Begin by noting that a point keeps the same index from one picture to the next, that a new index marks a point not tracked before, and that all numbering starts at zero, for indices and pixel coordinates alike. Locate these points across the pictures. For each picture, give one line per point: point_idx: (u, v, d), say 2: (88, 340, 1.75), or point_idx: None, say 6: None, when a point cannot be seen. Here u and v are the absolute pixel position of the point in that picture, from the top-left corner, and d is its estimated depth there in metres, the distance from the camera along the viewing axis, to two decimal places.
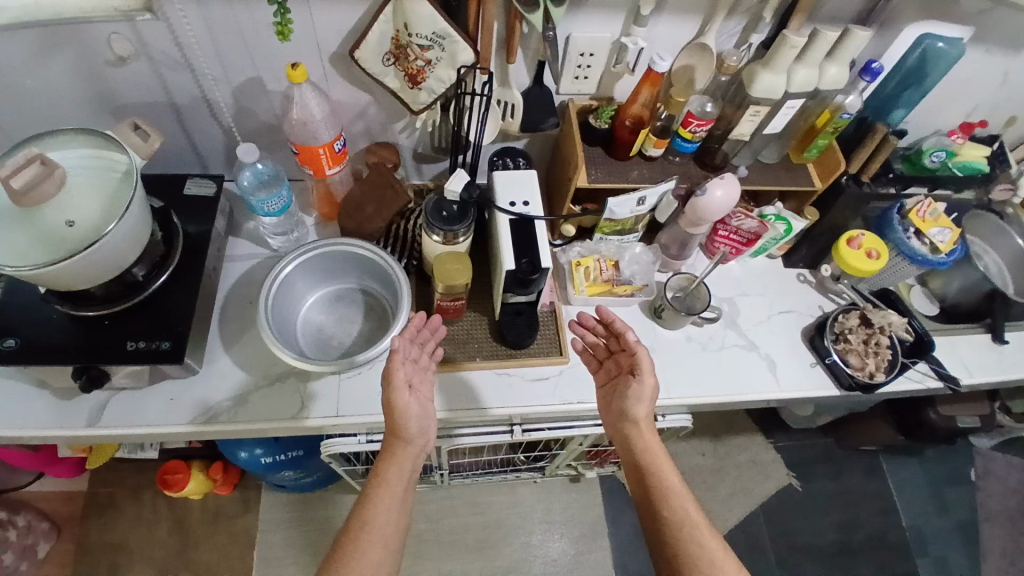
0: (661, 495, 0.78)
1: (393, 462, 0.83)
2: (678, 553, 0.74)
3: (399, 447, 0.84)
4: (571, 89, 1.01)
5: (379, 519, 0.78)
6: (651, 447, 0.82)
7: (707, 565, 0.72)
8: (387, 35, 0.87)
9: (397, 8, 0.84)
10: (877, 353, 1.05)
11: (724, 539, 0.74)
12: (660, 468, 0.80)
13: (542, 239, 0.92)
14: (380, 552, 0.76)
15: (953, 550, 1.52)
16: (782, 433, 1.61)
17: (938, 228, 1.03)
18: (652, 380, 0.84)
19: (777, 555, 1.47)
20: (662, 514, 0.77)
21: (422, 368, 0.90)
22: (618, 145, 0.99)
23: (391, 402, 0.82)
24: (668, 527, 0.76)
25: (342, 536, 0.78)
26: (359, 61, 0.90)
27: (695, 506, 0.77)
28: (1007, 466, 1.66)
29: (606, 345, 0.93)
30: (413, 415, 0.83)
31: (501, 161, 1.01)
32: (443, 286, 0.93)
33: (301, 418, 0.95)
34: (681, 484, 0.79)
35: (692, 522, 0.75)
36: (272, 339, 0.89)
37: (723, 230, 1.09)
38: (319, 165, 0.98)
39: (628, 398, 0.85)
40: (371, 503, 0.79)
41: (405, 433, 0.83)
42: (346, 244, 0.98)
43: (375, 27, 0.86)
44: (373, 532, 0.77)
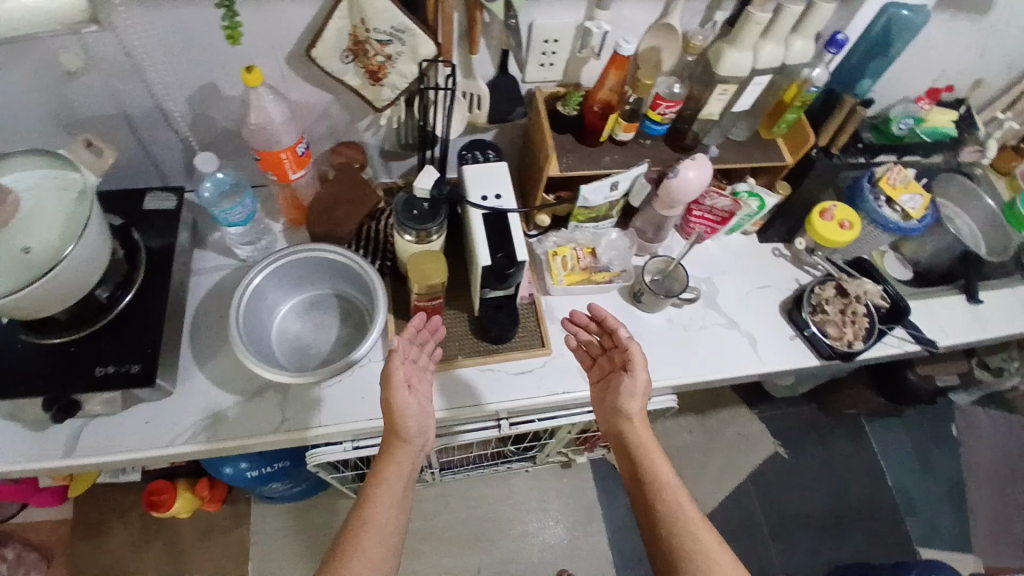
0: (655, 491, 0.77)
1: (393, 463, 0.81)
2: (676, 548, 0.72)
3: (398, 446, 0.83)
4: (538, 77, 0.99)
5: (379, 519, 0.77)
6: (646, 442, 0.81)
7: (702, 560, 0.70)
8: (344, 32, 0.85)
9: (353, 4, 0.81)
10: (853, 322, 1.06)
11: (719, 532, 0.72)
12: (655, 463, 0.79)
13: (517, 233, 0.90)
14: (379, 552, 0.74)
15: (938, 506, 1.57)
16: (766, 403, 1.64)
17: (908, 195, 1.05)
18: (645, 376, 0.84)
19: (768, 524, 1.50)
20: (657, 508, 0.76)
21: (422, 367, 0.90)
22: (588, 131, 0.98)
23: (390, 400, 0.82)
24: (663, 524, 0.74)
25: (341, 537, 0.76)
26: (317, 60, 0.88)
27: (690, 499, 0.76)
28: (986, 420, 1.70)
29: (599, 342, 0.94)
30: (412, 413, 0.83)
31: (471, 155, 0.98)
32: (420, 285, 0.91)
33: (306, 429, 0.93)
34: (677, 480, 0.78)
35: (686, 517, 0.74)
36: (248, 356, 0.87)
37: (697, 210, 1.08)
38: (283, 170, 0.95)
39: (621, 393, 0.85)
40: (370, 503, 0.78)
41: (405, 432, 0.82)
42: (317, 250, 0.96)
43: (331, 25, 0.83)
44: (372, 533, 0.75)
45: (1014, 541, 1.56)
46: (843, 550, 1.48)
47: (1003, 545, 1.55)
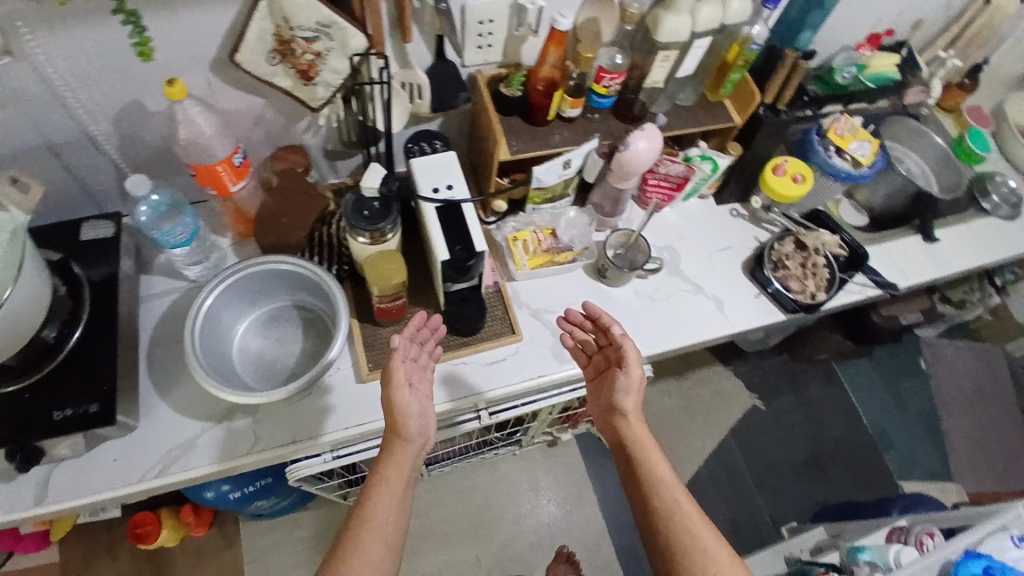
0: (651, 488, 0.76)
1: (393, 463, 0.80)
2: (673, 546, 0.71)
3: (398, 445, 0.81)
4: (477, 59, 0.95)
5: (380, 517, 0.75)
6: (642, 439, 0.81)
7: (700, 558, 0.70)
8: (267, 32, 0.81)
9: (272, 3, 0.77)
10: (815, 274, 1.07)
11: (716, 527, 0.72)
12: (651, 460, 0.79)
13: (473, 223, 0.88)
14: (379, 549, 0.73)
15: (912, 438, 1.63)
16: (739, 359, 1.67)
17: (857, 143, 1.05)
18: (639, 373, 0.83)
19: (753, 475, 1.54)
20: (654, 504, 0.75)
21: (421, 366, 0.89)
22: (535, 111, 0.95)
23: (390, 397, 0.81)
24: (660, 519, 0.74)
25: (340, 538, 0.74)
26: (242, 65, 0.83)
27: (686, 493, 0.75)
28: (950, 349, 1.77)
29: (594, 340, 0.93)
30: (413, 412, 0.82)
31: (417, 146, 0.95)
32: (379, 287, 0.88)
33: (318, 436, 0.92)
34: (673, 476, 0.77)
35: (682, 513, 0.73)
36: (208, 382, 0.84)
37: (652, 179, 1.07)
38: (222, 183, 0.91)
39: (617, 390, 0.84)
40: (370, 503, 0.76)
41: (405, 431, 0.81)
42: (268, 263, 0.92)
43: (251, 26, 0.79)
44: (372, 532, 0.74)
45: (984, 461, 1.63)
46: (826, 492, 1.53)
47: (977, 468, 1.61)
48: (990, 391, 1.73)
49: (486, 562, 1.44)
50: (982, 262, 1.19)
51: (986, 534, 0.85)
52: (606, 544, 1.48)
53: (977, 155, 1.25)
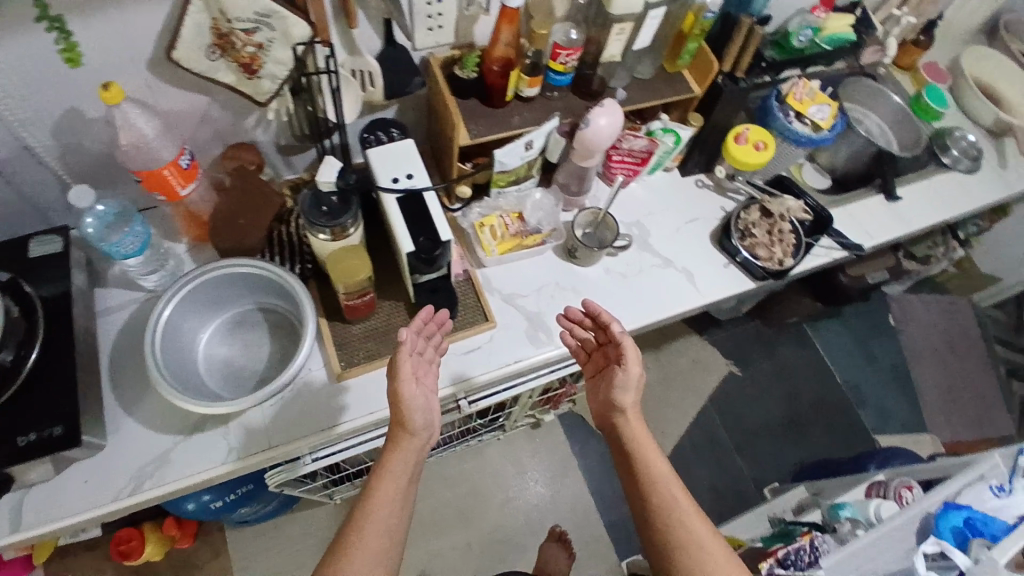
0: (649, 485, 0.75)
1: (397, 455, 0.78)
2: (670, 543, 0.70)
3: (403, 439, 0.79)
4: (428, 42, 0.92)
5: (382, 510, 0.73)
6: (639, 436, 0.80)
7: (697, 555, 0.69)
8: (203, 26, 0.77)
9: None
10: (781, 240, 1.08)
11: (713, 524, 0.71)
12: (647, 457, 0.77)
13: (437, 212, 0.85)
14: (382, 541, 0.71)
15: (885, 392, 1.67)
16: (714, 328, 1.69)
17: (815, 107, 1.06)
18: (638, 370, 0.82)
19: (734, 441, 1.56)
20: (651, 501, 0.74)
21: (428, 360, 0.87)
22: (492, 92, 0.93)
23: (396, 387, 0.80)
24: (657, 516, 0.73)
25: (341, 532, 0.72)
26: (180, 63, 0.79)
27: (684, 490, 0.74)
28: (917, 304, 1.81)
29: (594, 337, 0.91)
30: (418, 406, 0.80)
31: (373, 136, 0.91)
32: (344, 284, 0.86)
33: (334, 427, 0.91)
34: (670, 471, 0.76)
35: (680, 509, 0.72)
36: (174, 395, 0.81)
37: (616, 154, 1.07)
38: (170, 188, 0.87)
39: (615, 387, 0.83)
40: (374, 495, 0.74)
41: (411, 424, 0.79)
42: (227, 267, 0.89)
43: (186, 21, 0.75)
44: (374, 525, 0.72)
45: (955, 409, 1.68)
46: (805, 451, 1.57)
47: (949, 417, 1.66)
48: (957, 342, 1.78)
49: (477, 548, 1.45)
50: (946, 217, 1.20)
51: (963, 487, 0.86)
52: (595, 519, 1.50)
53: (935, 111, 1.25)
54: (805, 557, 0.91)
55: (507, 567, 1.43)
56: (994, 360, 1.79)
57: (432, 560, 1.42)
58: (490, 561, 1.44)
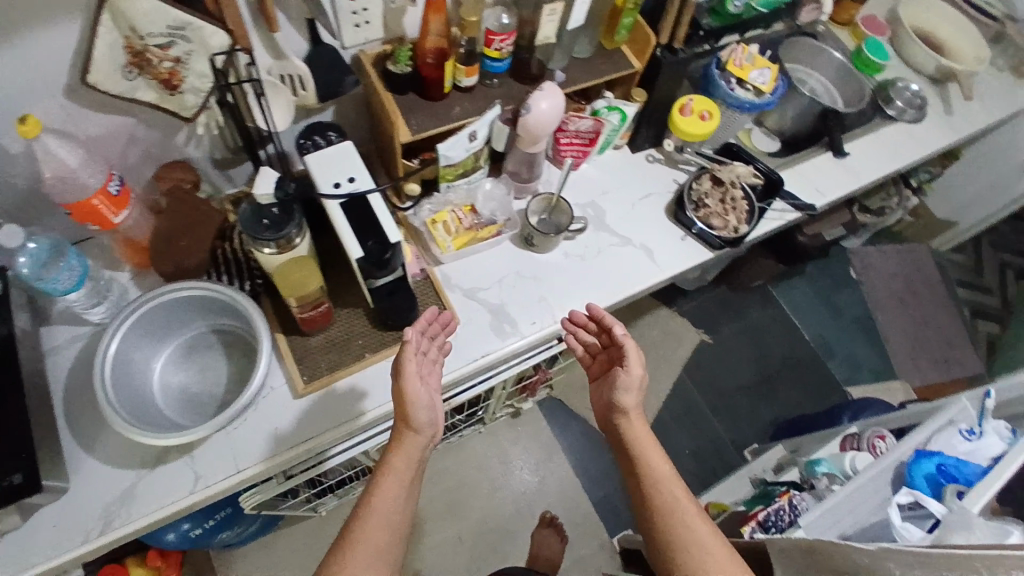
0: (651, 483, 0.75)
1: (402, 453, 0.78)
2: (671, 542, 0.70)
3: (407, 435, 0.79)
4: (356, 39, 0.88)
5: (384, 504, 0.73)
6: (641, 438, 0.80)
7: (698, 553, 0.68)
8: (116, 46, 0.73)
9: (113, 11, 0.70)
10: (735, 208, 1.09)
11: (714, 524, 0.71)
12: (650, 459, 0.77)
13: (383, 214, 0.83)
14: (384, 535, 0.71)
15: (853, 344, 1.70)
16: (682, 298, 1.70)
17: (756, 72, 1.06)
18: (639, 371, 0.82)
19: (711, 407, 1.58)
20: (654, 501, 0.74)
21: (431, 361, 0.86)
22: (429, 85, 0.90)
23: (400, 381, 0.79)
24: (658, 515, 0.73)
25: (344, 528, 0.72)
26: (97, 87, 0.75)
27: (685, 490, 0.74)
28: (876, 255, 1.85)
29: (597, 341, 0.92)
30: (423, 403, 0.79)
31: (310, 141, 0.87)
32: (295, 298, 0.84)
33: (360, 415, 0.91)
34: (670, 470, 0.76)
35: (682, 508, 0.72)
36: (132, 431, 0.78)
37: (563, 137, 1.06)
38: (102, 217, 0.84)
39: (616, 388, 0.83)
40: (378, 491, 0.74)
41: (415, 422, 0.79)
42: (172, 292, 0.86)
43: (97, 43, 0.72)
44: (378, 519, 0.71)
45: (921, 352, 1.72)
46: (782, 410, 1.59)
47: (916, 362, 1.71)
48: (920, 289, 1.82)
49: (469, 542, 1.45)
50: (897, 167, 1.21)
51: (934, 432, 0.89)
52: (584, 499, 1.51)
53: (877, 65, 1.26)
54: (785, 517, 0.93)
55: (500, 556, 1.44)
56: (956, 303, 1.83)
57: (424, 558, 1.42)
58: (483, 552, 1.44)
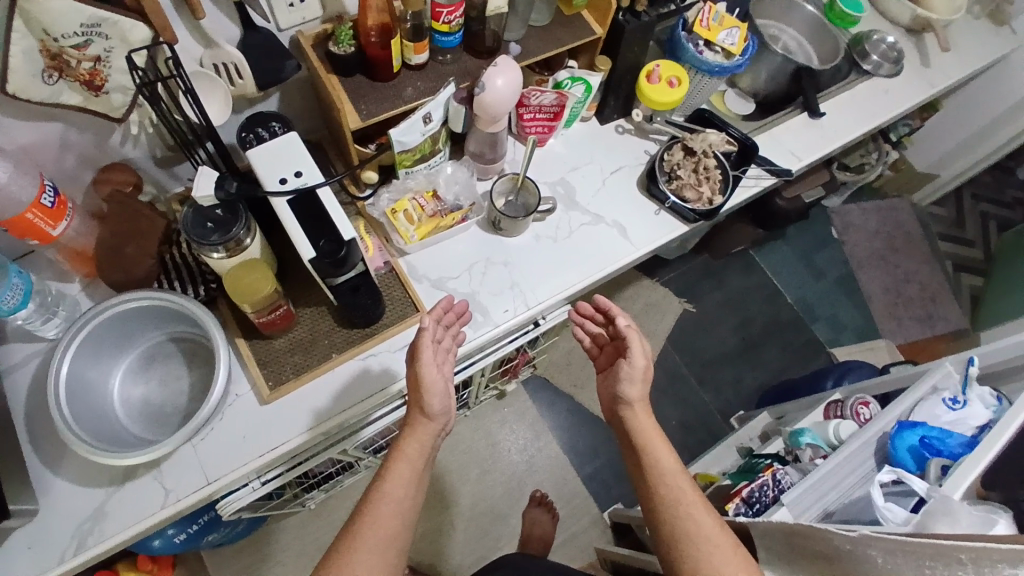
0: (652, 473, 0.73)
1: (415, 439, 0.76)
2: (675, 531, 0.69)
3: (420, 422, 0.76)
4: (294, 20, 0.83)
5: (396, 491, 0.70)
6: (648, 432, 0.77)
7: (705, 544, 0.67)
8: (32, 50, 0.68)
9: (21, 14, 0.64)
10: (708, 178, 1.04)
11: (718, 514, 0.70)
12: (657, 452, 0.75)
13: (335, 210, 0.78)
14: (396, 522, 0.68)
15: (835, 303, 1.69)
16: (663, 269, 1.67)
17: (724, 32, 1.01)
18: (642, 361, 0.80)
19: (696, 376, 1.57)
20: (658, 491, 0.72)
21: (446, 349, 0.83)
22: (376, 66, 0.84)
23: (416, 364, 0.77)
24: (663, 503, 0.71)
25: (353, 516, 0.69)
26: (17, 96, 0.70)
27: (690, 483, 0.72)
28: (857, 212, 1.82)
29: (607, 332, 0.90)
30: (440, 390, 0.76)
31: (252, 135, 0.82)
32: (250, 303, 0.79)
33: (378, 392, 0.90)
34: (675, 461, 0.74)
35: (685, 499, 0.71)
36: (94, 451, 0.75)
37: (526, 113, 1.00)
38: (38, 230, 0.78)
39: (620, 380, 0.80)
40: (389, 476, 0.71)
41: (429, 409, 0.76)
42: (123, 302, 0.82)
43: (11, 50, 0.66)
44: (389, 506, 0.69)
45: (904, 309, 1.71)
46: (766, 375, 1.59)
47: (899, 319, 1.70)
48: (900, 244, 1.80)
49: (461, 525, 1.45)
50: (876, 123, 1.17)
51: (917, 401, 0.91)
52: (573, 476, 1.51)
53: (850, 18, 1.20)
54: (769, 493, 0.92)
55: (494, 537, 1.44)
56: (937, 258, 1.81)
57: (417, 545, 1.41)
58: (477, 534, 1.44)
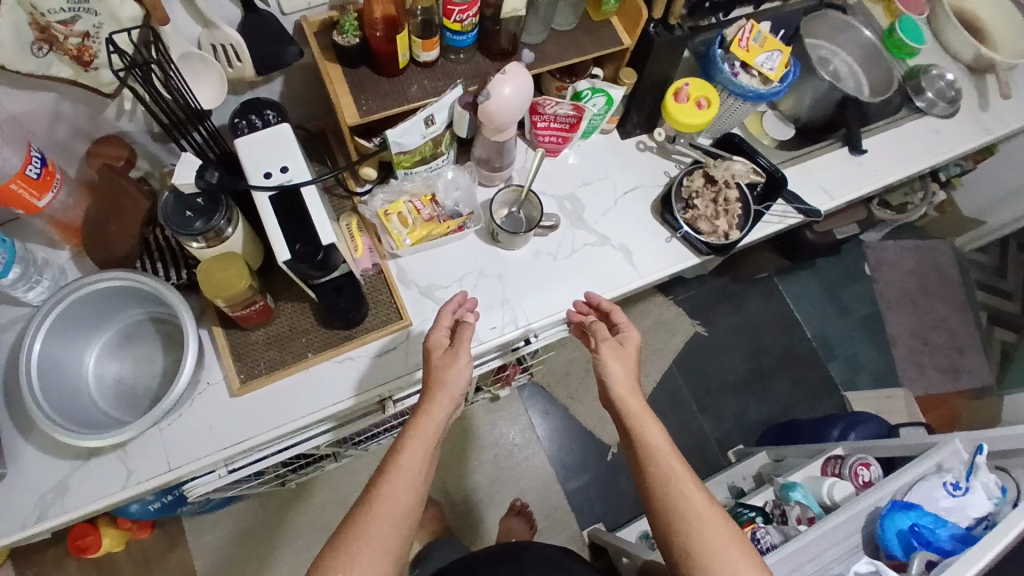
0: (645, 454, 0.68)
1: (430, 416, 0.70)
2: (668, 509, 0.65)
3: (432, 397, 0.71)
4: (298, 4, 0.79)
5: (412, 465, 0.67)
6: (637, 409, 0.71)
7: (695, 521, 0.63)
8: (21, 23, 0.65)
9: None
10: (727, 211, 0.97)
11: (715, 500, 0.65)
12: (648, 431, 0.69)
13: (317, 210, 0.75)
14: (410, 496, 0.65)
15: (858, 345, 1.60)
16: (678, 287, 1.60)
17: (764, 55, 0.93)
18: (614, 350, 0.75)
19: (697, 403, 1.51)
20: (647, 470, 0.67)
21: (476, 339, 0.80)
22: (381, 60, 0.79)
23: (457, 347, 0.75)
24: (655, 487, 0.66)
25: (368, 488, 0.66)
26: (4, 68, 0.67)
27: (682, 461, 0.67)
28: (895, 249, 1.71)
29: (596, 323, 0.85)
30: (463, 368, 0.73)
31: (244, 122, 0.80)
32: (225, 299, 0.77)
33: (350, 398, 0.87)
34: (667, 439, 0.69)
35: (677, 478, 0.66)
36: (59, 430, 0.75)
37: (540, 121, 0.94)
38: (23, 201, 0.76)
39: (601, 365, 0.74)
40: (406, 449, 0.68)
41: (449, 383, 0.72)
42: (100, 280, 0.80)
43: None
44: (402, 479, 0.65)
45: (931, 358, 1.61)
46: (771, 410, 1.51)
47: (924, 369, 1.60)
48: (937, 289, 1.69)
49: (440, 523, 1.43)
50: (922, 166, 1.07)
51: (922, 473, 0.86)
52: (557, 488, 1.48)
53: (908, 48, 1.11)
54: None
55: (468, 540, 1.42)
56: (973, 306, 1.70)
57: None
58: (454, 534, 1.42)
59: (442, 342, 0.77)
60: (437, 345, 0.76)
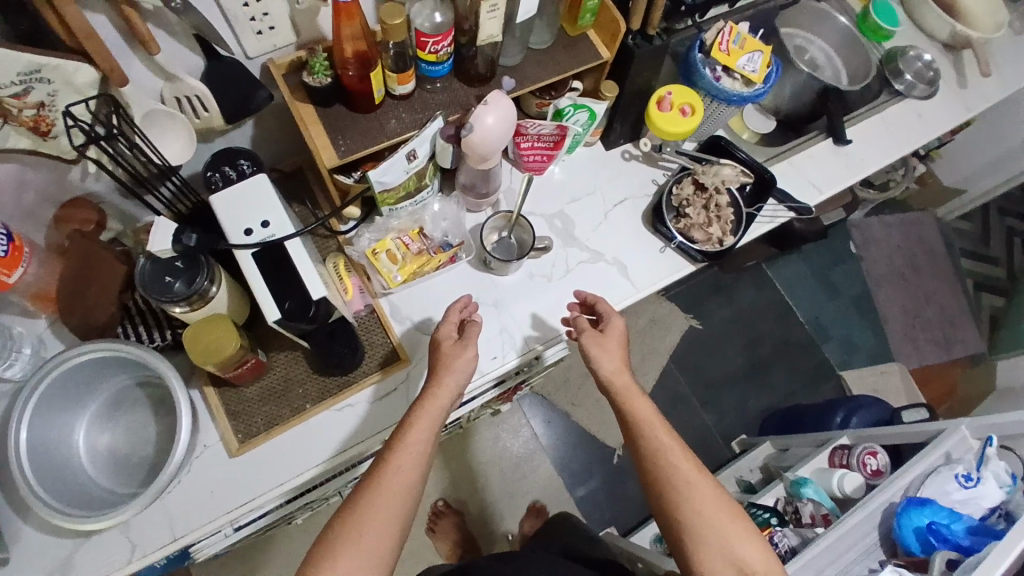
0: (635, 422, 0.69)
1: (438, 399, 0.69)
2: (657, 476, 0.65)
3: (434, 383, 0.71)
4: (264, 47, 0.75)
5: (419, 440, 0.66)
6: (626, 384, 0.72)
7: (684, 486, 0.63)
8: None
9: None
10: (719, 217, 0.96)
11: (715, 477, 0.64)
12: (636, 405, 0.70)
13: (303, 262, 0.72)
14: (416, 472, 0.64)
15: (849, 324, 1.61)
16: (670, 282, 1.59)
17: (744, 57, 0.92)
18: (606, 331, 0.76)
19: (699, 397, 1.51)
20: (638, 441, 0.68)
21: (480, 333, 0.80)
22: (355, 98, 0.76)
23: (467, 339, 0.75)
24: (646, 457, 0.66)
25: (373, 466, 0.65)
26: None
27: (672, 433, 0.67)
28: (878, 225, 1.72)
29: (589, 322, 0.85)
30: (468, 358, 0.73)
31: (217, 174, 0.77)
32: (217, 363, 0.74)
33: (351, 442, 0.85)
34: (655, 410, 0.70)
35: (666, 447, 0.66)
36: (57, 515, 0.72)
37: (524, 141, 0.91)
38: None
39: (590, 344, 0.75)
40: (412, 426, 0.67)
41: (454, 368, 0.71)
42: (82, 354, 0.77)
43: None
44: (410, 453, 0.64)
45: (922, 331, 1.63)
46: (772, 399, 1.52)
47: (916, 343, 1.62)
48: (923, 262, 1.71)
49: None
50: (905, 151, 1.07)
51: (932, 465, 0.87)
52: (566, 496, 1.48)
53: (883, 31, 1.10)
54: None
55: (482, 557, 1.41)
56: (959, 276, 1.72)
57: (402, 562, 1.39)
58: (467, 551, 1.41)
59: (451, 335, 0.77)
60: (447, 337, 0.76)
